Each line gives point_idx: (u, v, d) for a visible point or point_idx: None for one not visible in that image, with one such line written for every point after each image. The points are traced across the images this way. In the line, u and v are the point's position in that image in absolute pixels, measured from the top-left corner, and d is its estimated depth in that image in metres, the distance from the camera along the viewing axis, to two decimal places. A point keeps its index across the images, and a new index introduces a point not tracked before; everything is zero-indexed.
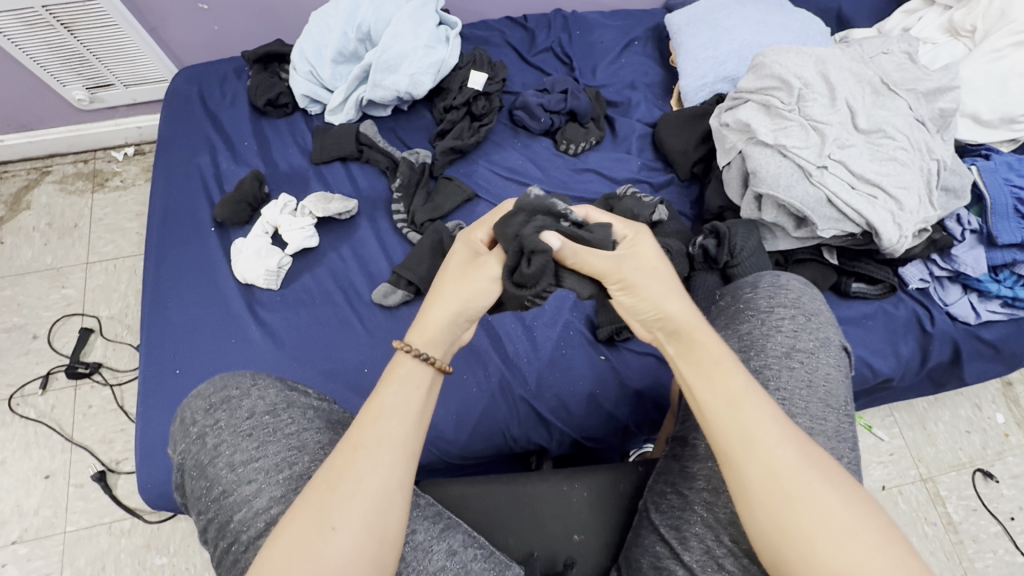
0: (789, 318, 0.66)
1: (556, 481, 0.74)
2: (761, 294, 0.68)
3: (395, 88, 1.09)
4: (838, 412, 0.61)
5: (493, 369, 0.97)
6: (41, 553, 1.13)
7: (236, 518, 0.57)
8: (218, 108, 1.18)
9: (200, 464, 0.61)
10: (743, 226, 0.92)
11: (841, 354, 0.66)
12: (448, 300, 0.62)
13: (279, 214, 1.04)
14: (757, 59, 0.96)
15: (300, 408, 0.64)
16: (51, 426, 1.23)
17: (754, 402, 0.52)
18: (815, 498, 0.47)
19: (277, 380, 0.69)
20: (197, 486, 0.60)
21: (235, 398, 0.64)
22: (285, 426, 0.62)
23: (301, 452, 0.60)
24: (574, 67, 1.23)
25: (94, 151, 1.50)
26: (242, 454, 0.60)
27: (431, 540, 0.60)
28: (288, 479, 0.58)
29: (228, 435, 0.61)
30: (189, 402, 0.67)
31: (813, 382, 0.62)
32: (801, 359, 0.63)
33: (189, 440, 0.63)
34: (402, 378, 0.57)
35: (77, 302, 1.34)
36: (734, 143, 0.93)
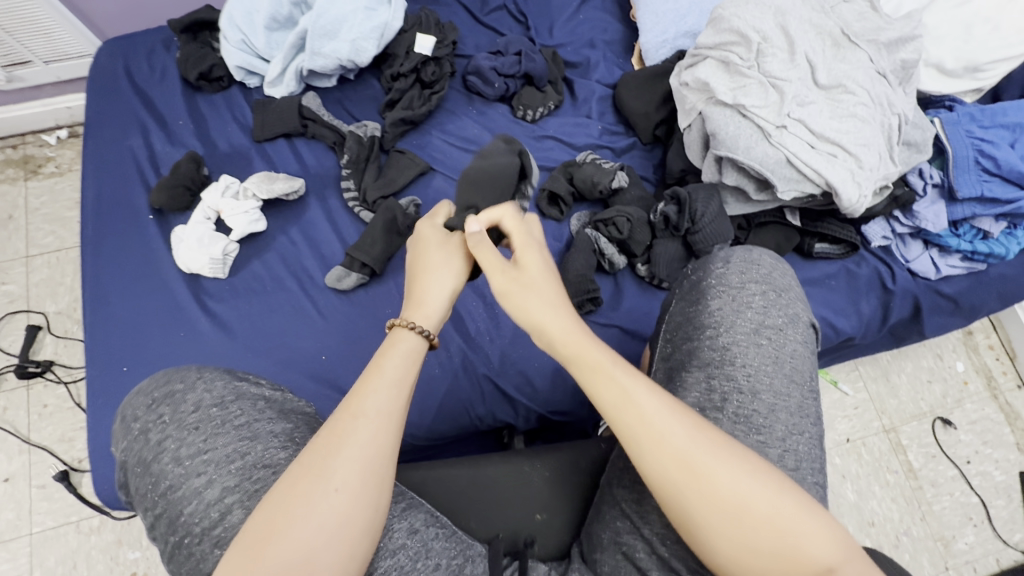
0: (759, 294, 0.64)
1: (515, 461, 0.74)
2: (731, 271, 0.65)
3: (336, 56, 1.02)
4: (803, 388, 0.60)
5: (455, 348, 0.94)
6: (7, 555, 1.11)
7: (185, 510, 0.55)
8: (147, 84, 1.09)
9: (144, 460, 0.58)
10: (704, 191, 0.90)
11: (809, 333, 0.65)
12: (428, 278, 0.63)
13: (220, 198, 0.98)
14: (716, 12, 0.91)
15: (250, 399, 0.62)
16: (5, 428, 1.18)
17: (641, 395, 0.50)
18: (715, 473, 0.46)
19: (226, 372, 0.66)
20: (142, 483, 0.58)
21: (180, 392, 0.62)
22: (235, 418, 0.60)
23: (253, 441, 0.58)
24: (529, 26, 1.17)
25: (22, 135, 1.39)
26: (189, 448, 0.58)
27: (392, 518, 0.59)
28: (240, 468, 0.56)
29: (173, 429, 0.59)
30: (130, 399, 0.64)
31: (779, 359, 0.60)
32: (769, 335, 0.61)
33: (132, 437, 0.60)
34: (396, 349, 0.56)
35: (21, 298, 1.28)
36: (693, 104, 0.89)
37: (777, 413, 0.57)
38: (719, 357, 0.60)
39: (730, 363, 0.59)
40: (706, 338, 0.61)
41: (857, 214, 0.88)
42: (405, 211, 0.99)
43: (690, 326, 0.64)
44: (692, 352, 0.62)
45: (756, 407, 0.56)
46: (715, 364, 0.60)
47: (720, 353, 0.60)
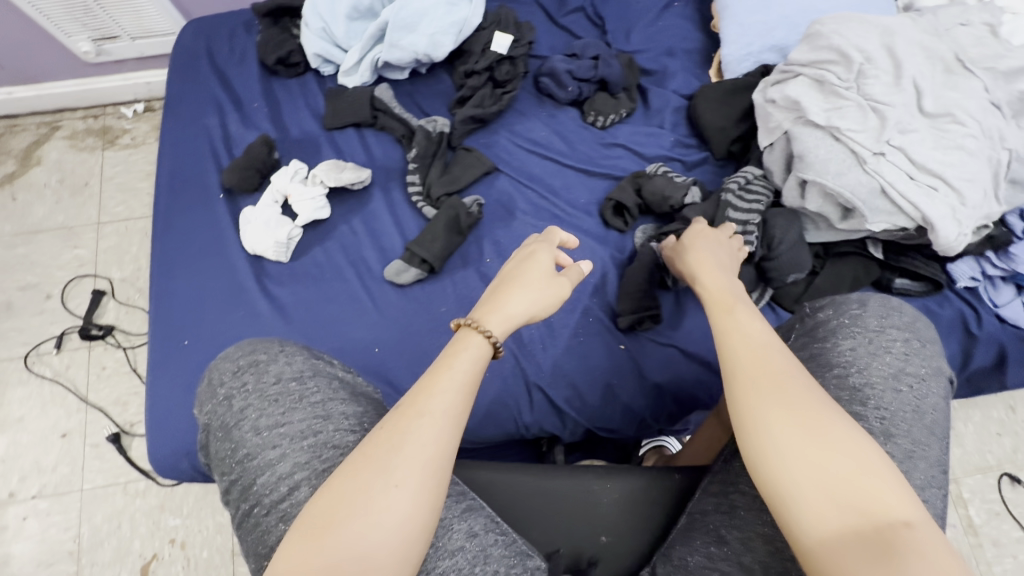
0: (902, 340, 0.60)
1: (585, 479, 0.71)
2: (870, 312, 0.62)
3: (413, 49, 1.01)
4: (940, 440, 0.57)
5: (506, 353, 0.92)
6: (59, 508, 1.16)
7: (258, 481, 0.55)
8: (226, 65, 1.11)
9: (225, 426, 0.59)
10: (782, 217, 0.86)
11: (947, 383, 0.61)
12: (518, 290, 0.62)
13: (289, 182, 0.99)
14: (813, 27, 0.87)
15: (326, 377, 0.62)
16: (66, 385, 1.24)
17: (750, 333, 0.56)
18: (808, 413, 0.48)
19: (306, 349, 0.67)
20: (221, 448, 0.59)
21: (264, 362, 0.62)
22: (312, 395, 0.60)
23: (327, 421, 0.58)
24: (606, 30, 1.14)
25: (103, 106, 1.46)
26: (267, 419, 0.58)
27: (454, 519, 0.58)
28: (312, 445, 0.56)
29: (254, 399, 0.59)
30: (218, 363, 0.65)
31: (920, 408, 0.57)
32: (909, 383, 0.58)
33: (216, 401, 0.61)
34: (466, 350, 0.55)
35: (90, 263, 1.33)
36: (779, 122, 0.85)
37: (915, 462, 0.54)
38: (849, 397, 0.57)
39: (863, 403, 0.56)
40: (835, 376, 0.59)
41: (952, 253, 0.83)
42: (465, 210, 0.98)
43: (815, 361, 0.61)
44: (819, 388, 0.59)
45: (889, 451, 0.54)
46: (844, 404, 0.57)
47: (850, 393, 0.57)
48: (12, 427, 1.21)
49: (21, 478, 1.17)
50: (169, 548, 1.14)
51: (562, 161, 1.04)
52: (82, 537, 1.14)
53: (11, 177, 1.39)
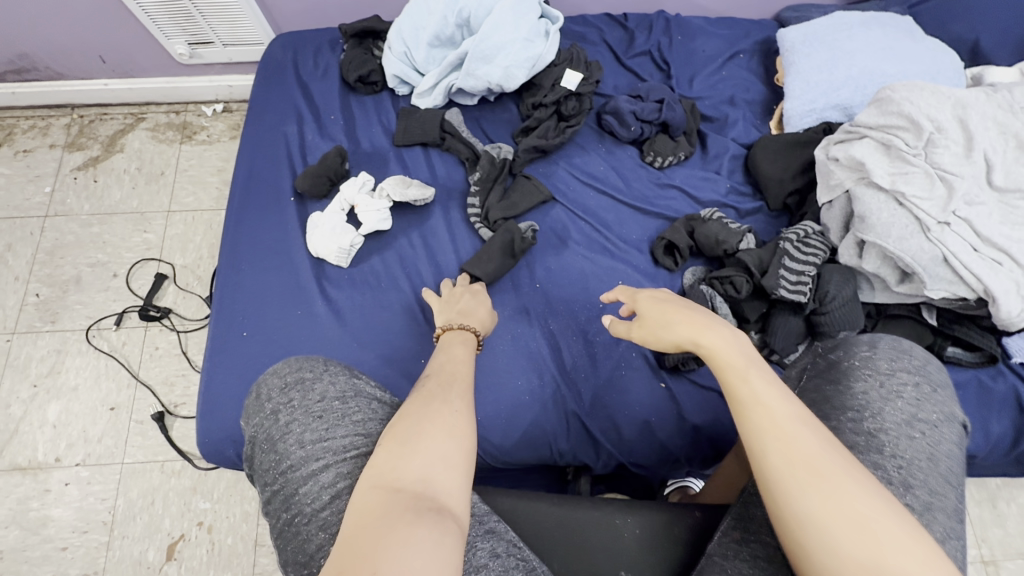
0: (911, 385, 0.62)
1: (608, 510, 0.73)
2: (881, 355, 0.63)
3: (487, 79, 1.07)
4: (956, 490, 0.58)
5: (548, 377, 0.94)
6: (99, 478, 1.21)
7: (301, 491, 0.58)
8: (310, 78, 1.19)
9: (271, 438, 0.62)
10: (839, 273, 0.86)
11: (959, 430, 0.62)
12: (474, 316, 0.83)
13: (357, 193, 1.04)
14: (884, 92, 0.88)
15: (366, 398, 0.66)
16: (120, 361, 1.30)
17: (772, 400, 0.53)
18: (839, 490, 0.47)
19: (347, 368, 0.70)
20: (266, 459, 0.62)
21: (309, 379, 0.66)
22: (354, 413, 0.63)
23: (367, 439, 0.61)
24: (671, 74, 1.18)
25: (186, 103, 1.56)
26: (312, 433, 0.61)
27: (477, 538, 0.61)
28: (354, 461, 0.59)
29: (299, 415, 0.62)
30: (265, 378, 0.69)
31: (933, 456, 0.58)
32: (922, 430, 0.59)
33: (263, 414, 0.65)
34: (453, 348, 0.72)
35: (156, 247, 1.41)
36: (841, 180, 0.87)
37: (935, 513, 0.54)
38: (865, 443, 0.58)
39: (879, 451, 0.57)
40: (849, 420, 0.60)
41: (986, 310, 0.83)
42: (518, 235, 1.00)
43: (827, 403, 0.62)
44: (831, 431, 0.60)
45: (908, 502, 0.54)
46: (859, 450, 0.58)
47: (866, 438, 0.58)
48: (67, 395, 1.27)
49: (68, 445, 1.23)
50: (196, 530, 1.17)
51: (617, 196, 1.06)
52: (117, 509, 1.18)
53: (95, 160, 1.49)
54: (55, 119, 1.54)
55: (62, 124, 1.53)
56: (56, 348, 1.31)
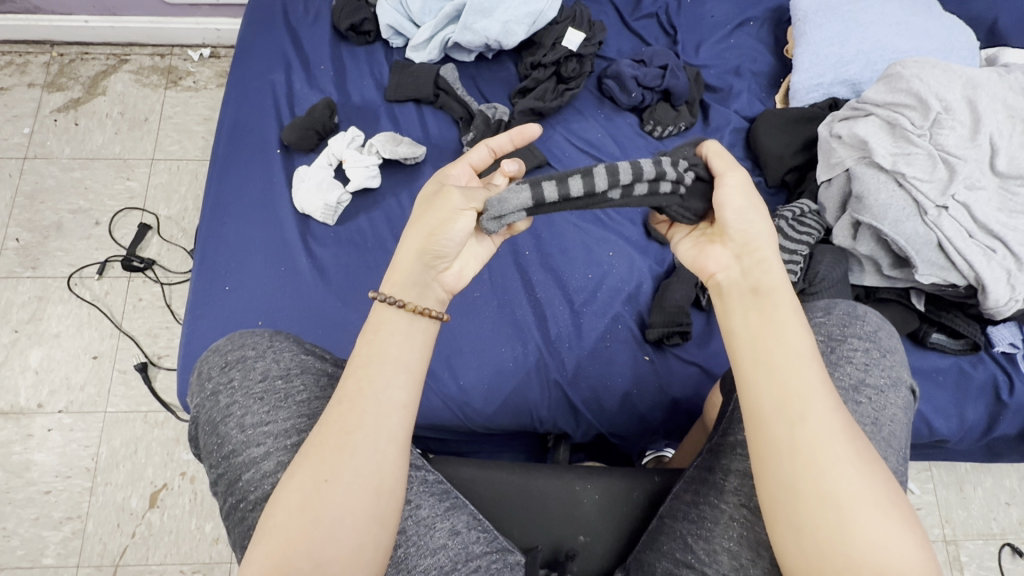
0: (861, 351, 0.64)
1: (569, 479, 0.74)
2: (835, 321, 0.66)
3: (485, 34, 1.01)
4: (898, 453, 0.60)
5: (532, 346, 0.94)
6: (82, 426, 1.21)
7: (244, 477, 0.58)
8: (300, 24, 1.13)
9: (213, 421, 0.62)
10: (831, 254, 0.85)
11: (908, 395, 0.64)
12: (414, 234, 0.58)
13: (345, 148, 1.01)
14: (893, 68, 0.85)
15: (313, 375, 0.65)
16: (102, 310, 1.29)
17: (796, 376, 0.50)
18: (842, 469, 0.46)
19: (294, 342, 0.69)
20: (209, 441, 0.62)
21: (251, 359, 0.64)
22: (297, 394, 0.63)
23: (311, 420, 0.61)
24: (677, 40, 1.13)
25: (172, 47, 1.49)
26: (253, 417, 0.61)
27: (435, 518, 0.61)
28: (295, 444, 0.59)
29: (240, 396, 0.62)
30: (208, 356, 0.67)
31: (878, 420, 0.60)
32: (868, 395, 0.61)
33: (204, 395, 0.64)
34: (382, 329, 0.55)
35: (140, 196, 1.37)
36: (842, 159, 0.85)
37: None
38: None
39: None
40: None
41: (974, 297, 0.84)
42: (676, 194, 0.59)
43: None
44: None
45: None
46: None
47: None
48: (49, 341, 1.26)
49: (51, 392, 1.23)
50: (179, 480, 1.18)
51: None
52: (99, 456, 1.19)
53: (75, 102, 1.43)
54: (34, 56, 1.47)
55: (41, 62, 1.46)
56: (37, 295, 1.29)
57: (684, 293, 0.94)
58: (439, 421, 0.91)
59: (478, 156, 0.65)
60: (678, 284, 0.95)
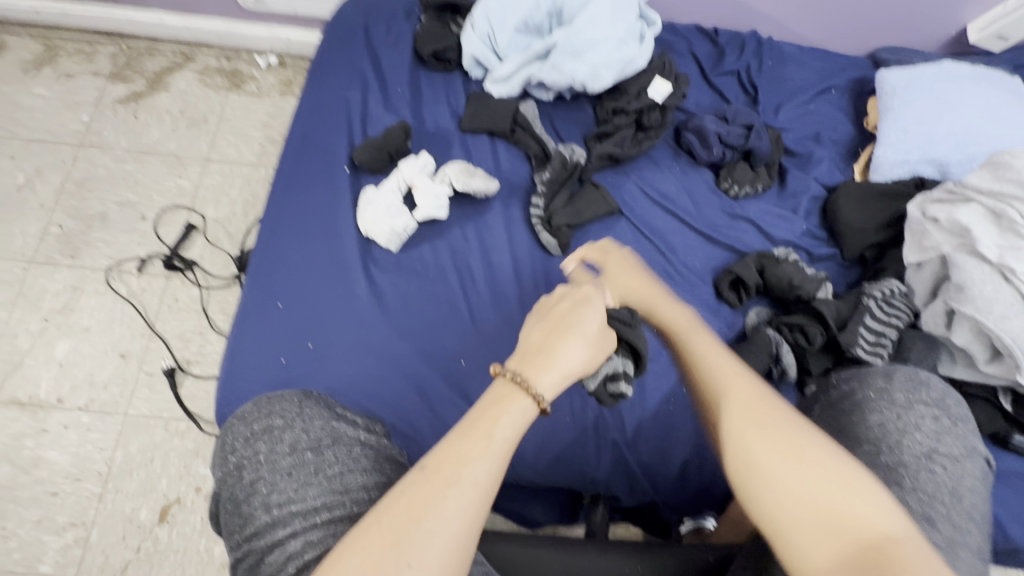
0: (930, 417, 0.62)
1: (614, 558, 0.68)
2: (899, 386, 0.64)
3: (572, 75, 1.00)
4: (978, 528, 0.57)
5: (591, 401, 0.89)
6: (100, 427, 1.16)
7: (267, 561, 0.53)
8: (380, 44, 1.12)
9: (236, 499, 0.58)
10: (922, 342, 0.82)
11: (981, 465, 0.62)
12: (579, 343, 0.56)
13: (417, 175, 0.99)
14: (1000, 156, 0.82)
15: (344, 446, 0.61)
16: (137, 308, 1.25)
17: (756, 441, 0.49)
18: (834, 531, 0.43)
19: (323, 410, 0.67)
20: (232, 520, 0.58)
21: (278, 431, 0.62)
22: (328, 467, 0.58)
23: (343, 496, 0.55)
24: (757, 99, 1.11)
25: (240, 51, 1.50)
26: (280, 494, 0.56)
27: None
28: (327, 523, 0.54)
29: (266, 471, 0.58)
30: (233, 425, 0.66)
31: (956, 492, 0.57)
32: (943, 464, 0.58)
33: (227, 470, 0.61)
34: (505, 412, 0.51)
35: (189, 196, 1.35)
36: (938, 244, 0.82)
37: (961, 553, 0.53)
38: (886, 476, 0.58)
39: (901, 484, 0.56)
40: (867, 452, 0.60)
41: None
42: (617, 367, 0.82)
43: (846, 438, 0.63)
44: None
45: (936, 538, 0.53)
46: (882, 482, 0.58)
47: (887, 471, 0.58)
48: (78, 334, 1.22)
49: (72, 387, 1.18)
50: (193, 496, 1.12)
51: (687, 220, 1.00)
52: (113, 461, 1.13)
53: (137, 95, 1.43)
54: (102, 46, 1.48)
55: (109, 52, 1.47)
56: (72, 285, 1.26)
57: (755, 359, 0.84)
58: None
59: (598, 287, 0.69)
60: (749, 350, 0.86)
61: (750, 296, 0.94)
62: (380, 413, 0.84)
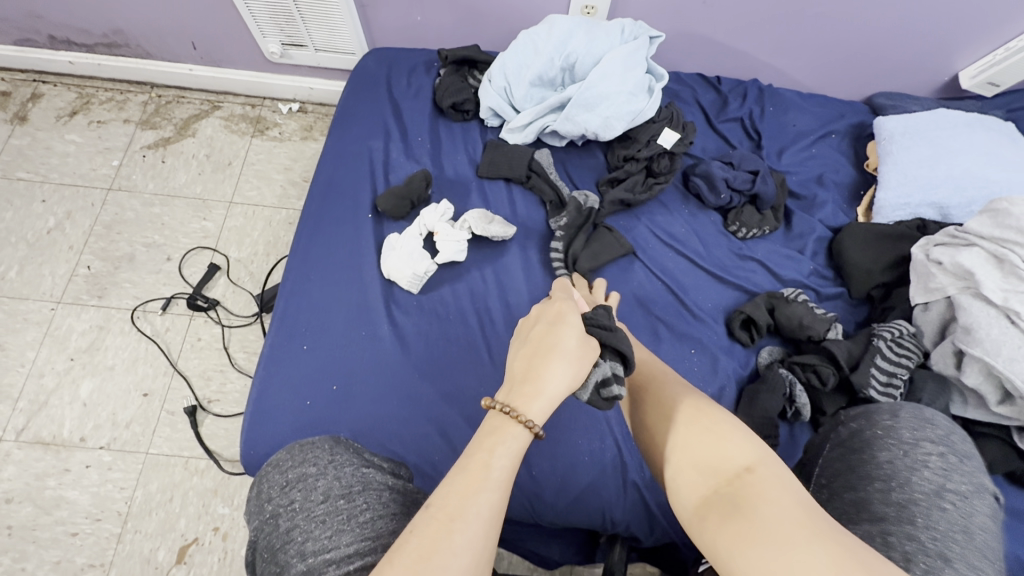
0: (936, 455, 0.63)
1: None
2: (904, 424, 0.66)
3: (585, 126, 1.05)
4: (995, 564, 0.56)
5: (609, 441, 0.91)
6: (121, 466, 1.17)
7: None
8: (401, 96, 1.18)
9: (272, 547, 0.60)
10: (933, 383, 0.84)
11: (991, 501, 0.62)
12: (561, 360, 0.58)
13: (437, 221, 1.03)
14: (998, 202, 0.86)
15: (374, 492, 0.62)
16: (160, 347, 1.28)
17: (681, 450, 0.60)
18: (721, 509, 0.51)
19: (353, 455, 0.69)
20: (267, 569, 0.59)
21: (312, 478, 0.64)
22: (360, 514, 0.59)
23: (375, 542, 0.57)
24: (761, 144, 1.16)
25: (263, 98, 1.57)
26: (315, 543, 0.57)
27: None
28: (360, 570, 0.54)
29: (302, 519, 0.60)
30: (266, 471, 0.68)
31: (968, 529, 0.57)
32: (953, 501, 0.59)
33: (263, 518, 0.63)
34: (501, 440, 0.54)
35: (213, 237, 1.40)
36: (943, 286, 0.86)
37: None
38: (897, 513, 0.58)
39: (912, 522, 0.56)
40: (878, 490, 0.61)
41: None
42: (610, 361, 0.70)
43: (856, 476, 0.64)
44: (859, 501, 0.61)
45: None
46: (893, 519, 0.58)
47: (898, 509, 0.58)
48: (102, 373, 1.25)
49: (95, 426, 1.20)
50: (211, 536, 1.13)
51: (698, 262, 1.04)
52: (133, 501, 1.14)
53: (165, 141, 1.50)
54: (133, 95, 1.55)
55: (139, 101, 1.55)
56: (98, 324, 1.29)
57: (771, 400, 0.87)
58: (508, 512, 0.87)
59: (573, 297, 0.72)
60: (764, 390, 0.88)
61: (761, 335, 0.97)
62: (404, 455, 0.86)
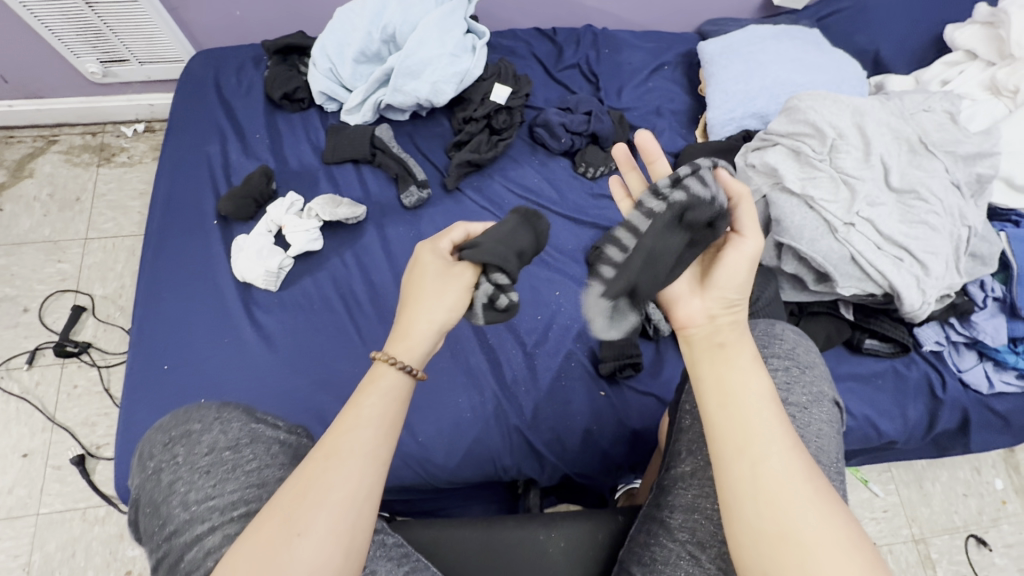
0: (783, 369, 0.64)
1: (532, 528, 0.71)
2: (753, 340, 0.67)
3: (415, 95, 1.06)
4: (830, 467, 0.59)
5: (488, 393, 0.93)
6: (10, 533, 1.10)
7: (185, 560, 0.52)
8: (232, 95, 1.14)
9: (155, 501, 0.57)
10: (763, 274, 0.88)
11: (833, 408, 0.64)
12: (431, 312, 0.60)
13: (284, 214, 1.01)
14: (790, 102, 0.93)
15: (264, 443, 0.60)
16: (33, 403, 1.20)
17: (748, 379, 0.52)
18: (761, 460, 0.47)
19: (245, 411, 0.64)
20: (150, 524, 0.56)
21: (198, 434, 0.60)
22: (246, 463, 0.57)
23: (261, 489, 0.55)
24: (599, 86, 1.21)
25: (103, 124, 1.47)
26: (198, 492, 0.55)
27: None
28: (245, 516, 0.53)
29: (185, 471, 0.57)
30: (150, 437, 0.63)
31: (804, 436, 0.59)
32: (792, 412, 0.60)
33: (146, 475, 0.59)
34: (381, 390, 0.54)
35: (72, 278, 1.32)
36: (758, 186, 0.90)
37: None
38: None
39: None
40: None
41: (916, 318, 0.88)
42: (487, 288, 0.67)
43: None
44: None
45: None
46: None
47: None
48: None
49: None
50: None
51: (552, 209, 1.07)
52: (30, 566, 1.08)
53: None
54: None
55: None
56: None
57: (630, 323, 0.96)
58: (400, 482, 0.88)
59: (457, 235, 0.68)
60: None
61: None
62: None
